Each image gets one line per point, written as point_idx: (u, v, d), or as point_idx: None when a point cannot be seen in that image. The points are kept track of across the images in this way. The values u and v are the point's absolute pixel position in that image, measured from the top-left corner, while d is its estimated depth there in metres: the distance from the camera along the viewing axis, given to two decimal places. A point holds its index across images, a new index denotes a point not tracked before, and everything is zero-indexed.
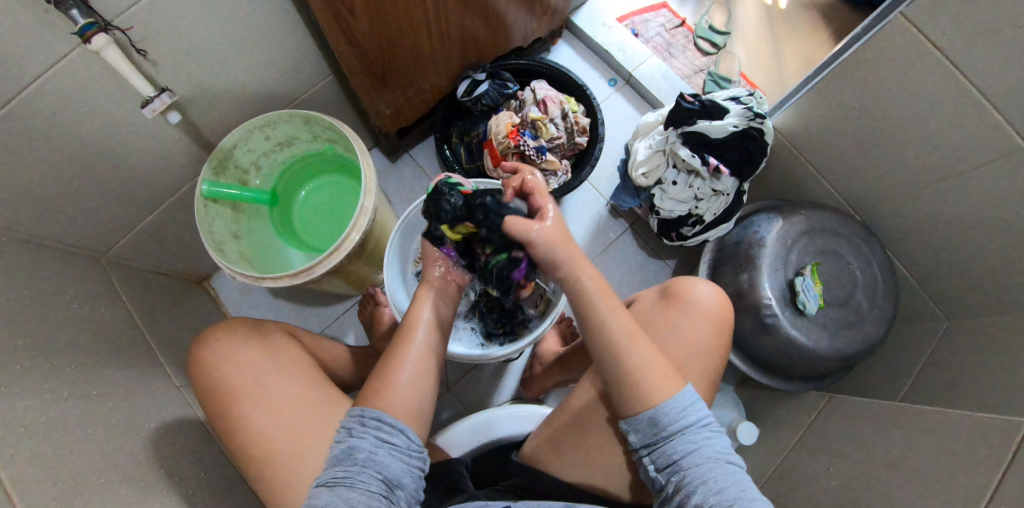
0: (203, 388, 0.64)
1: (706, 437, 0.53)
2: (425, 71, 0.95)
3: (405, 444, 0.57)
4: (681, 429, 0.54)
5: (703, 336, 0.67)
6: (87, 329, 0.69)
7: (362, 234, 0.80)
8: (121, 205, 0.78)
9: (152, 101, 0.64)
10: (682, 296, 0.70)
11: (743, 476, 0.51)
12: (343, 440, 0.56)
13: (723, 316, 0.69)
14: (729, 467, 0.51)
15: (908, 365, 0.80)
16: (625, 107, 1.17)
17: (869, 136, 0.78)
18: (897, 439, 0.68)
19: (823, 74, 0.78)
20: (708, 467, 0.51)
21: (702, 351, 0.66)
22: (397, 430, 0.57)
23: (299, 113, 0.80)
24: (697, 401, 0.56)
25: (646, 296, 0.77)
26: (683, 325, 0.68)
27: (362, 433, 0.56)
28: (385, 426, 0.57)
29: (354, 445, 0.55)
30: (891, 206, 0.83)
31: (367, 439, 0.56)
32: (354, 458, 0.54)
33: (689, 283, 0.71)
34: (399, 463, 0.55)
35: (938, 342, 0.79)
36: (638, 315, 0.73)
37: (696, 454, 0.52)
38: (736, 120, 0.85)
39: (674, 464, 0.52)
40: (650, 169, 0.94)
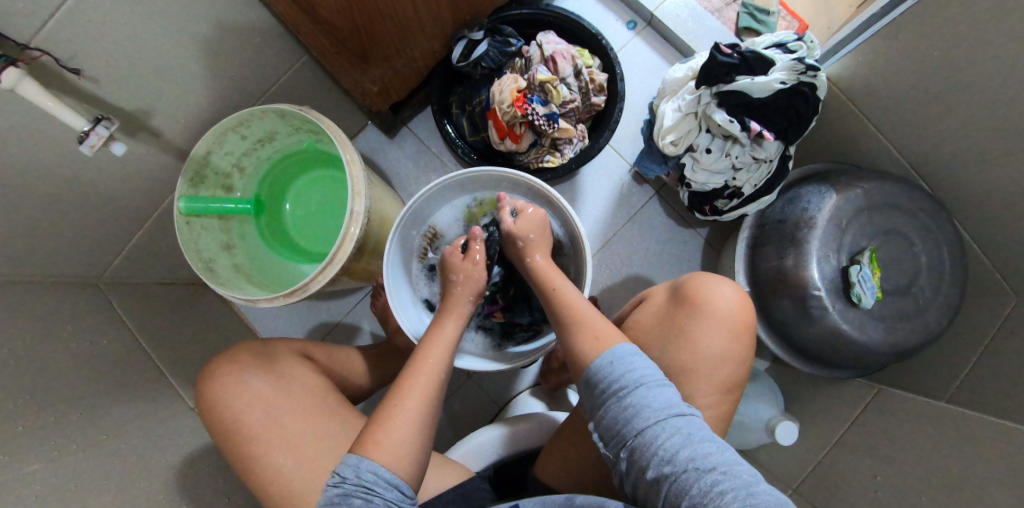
0: (214, 424, 0.61)
1: (647, 397, 0.50)
2: (412, 37, 0.81)
3: (398, 499, 0.50)
4: (620, 396, 0.52)
5: (717, 344, 0.59)
6: (95, 365, 0.68)
7: (357, 244, 0.73)
8: (104, 229, 0.75)
9: (87, 136, 0.56)
10: (693, 297, 0.62)
11: (692, 428, 0.49)
12: (335, 484, 0.49)
13: (741, 321, 0.61)
14: (674, 421, 0.49)
15: (966, 350, 0.71)
16: (647, 53, 1.01)
17: (954, 78, 0.64)
18: (956, 447, 0.62)
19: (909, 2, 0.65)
20: (653, 432, 0.48)
21: (714, 362, 0.59)
22: (391, 485, 0.50)
23: (272, 108, 0.70)
24: (628, 361, 0.54)
25: (657, 293, 0.69)
26: (692, 332, 0.60)
27: (356, 482, 0.49)
28: (382, 480, 0.50)
29: (346, 492, 0.49)
30: (967, 171, 0.69)
31: (361, 489, 0.49)
32: (347, 506, 0.47)
33: (704, 283, 0.63)
34: None
35: (1003, 321, 0.67)
36: (644, 318, 0.66)
37: (638, 420, 0.49)
38: (784, 75, 0.71)
39: (620, 436, 0.51)
40: (679, 136, 0.81)
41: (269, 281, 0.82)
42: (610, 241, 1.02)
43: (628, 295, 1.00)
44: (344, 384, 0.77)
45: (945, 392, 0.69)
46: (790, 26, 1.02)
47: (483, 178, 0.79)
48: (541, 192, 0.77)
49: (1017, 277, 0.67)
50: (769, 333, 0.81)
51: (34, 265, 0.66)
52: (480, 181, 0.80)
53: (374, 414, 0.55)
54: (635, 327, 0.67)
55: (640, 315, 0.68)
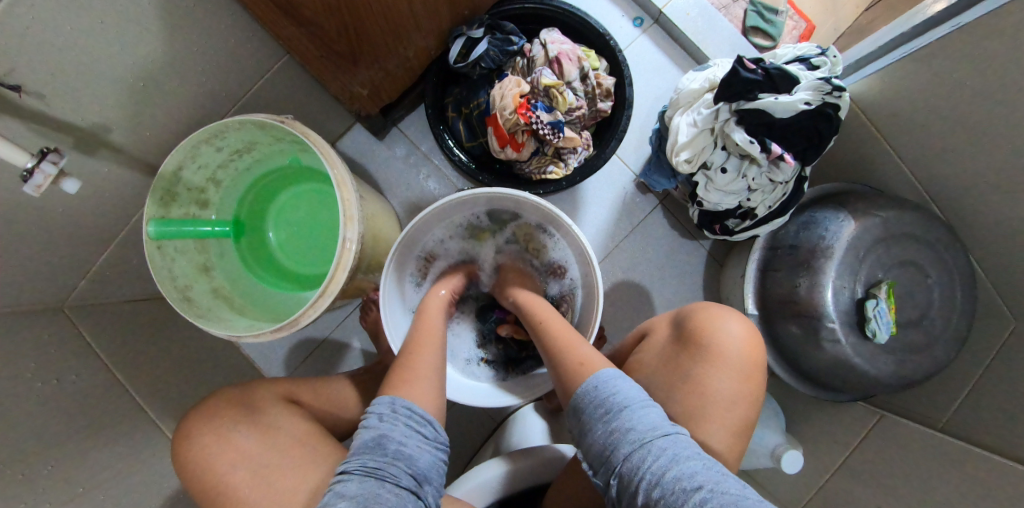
0: (199, 487, 0.58)
1: (631, 419, 0.49)
2: (406, 37, 0.73)
3: (432, 435, 0.55)
4: (606, 420, 0.51)
5: (728, 388, 0.56)
6: (63, 408, 0.62)
7: (349, 273, 0.67)
8: (65, 251, 0.67)
9: (34, 175, 0.48)
10: (698, 337, 0.59)
11: (678, 447, 0.47)
12: (373, 426, 0.53)
13: (751, 360, 0.58)
14: (659, 442, 0.47)
15: (961, 381, 0.71)
16: (654, 53, 0.95)
17: (980, 109, 0.61)
18: (958, 485, 0.63)
19: (962, 20, 0.60)
20: (638, 455, 0.47)
21: (725, 405, 0.56)
22: (425, 421, 0.55)
23: (251, 120, 0.62)
24: (611, 384, 0.54)
25: (660, 327, 0.66)
26: (700, 375, 0.57)
27: (393, 419, 0.54)
28: (416, 417, 0.55)
29: (384, 433, 0.52)
30: (982, 203, 0.67)
31: (397, 427, 0.53)
32: (384, 447, 0.51)
33: (708, 318, 0.60)
34: (427, 455, 0.53)
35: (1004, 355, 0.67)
36: (647, 357, 0.64)
37: (623, 443, 0.48)
38: (809, 95, 0.67)
39: (607, 461, 0.49)
40: (694, 153, 0.76)
41: (253, 306, 0.75)
42: (612, 253, 0.98)
43: (629, 309, 0.97)
44: (333, 417, 0.74)
45: (943, 422, 0.70)
46: (797, 27, 0.96)
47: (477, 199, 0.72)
48: (544, 210, 0.71)
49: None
50: (775, 360, 0.80)
51: None
52: (471, 201, 0.73)
53: (396, 367, 0.61)
54: (637, 367, 0.65)
55: (644, 354, 0.65)
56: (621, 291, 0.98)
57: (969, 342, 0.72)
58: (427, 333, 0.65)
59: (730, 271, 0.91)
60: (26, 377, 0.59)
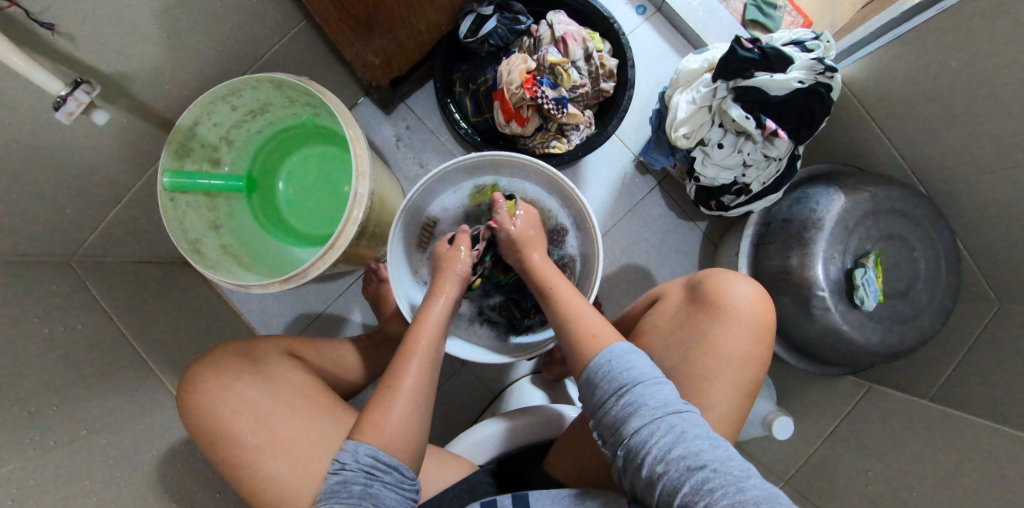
0: (201, 435, 0.55)
1: (644, 395, 0.48)
2: (419, 9, 0.76)
3: (397, 479, 0.51)
4: (617, 394, 0.49)
5: (741, 349, 0.56)
6: (76, 350, 0.63)
7: (359, 228, 0.69)
8: (77, 202, 0.69)
9: (64, 102, 0.50)
10: (713, 299, 0.59)
11: (687, 425, 0.45)
12: (335, 471, 0.50)
13: (762, 322, 0.58)
14: (669, 419, 0.46)
15: (946, 353, 0.74)
16: (655, 40, 0.99)
17: (962, 88, 0.65)
18: (939, 446, 0.66)
19: (945, 3, 0.64)
20: (647, 431, 0.46)
21: (737, 365, 0.55)
22: (390, 468, 0.51)
23: (267, 77, 0.64)
24: (626, 360, 0.51)
25: (673, 291, 0.66)
26: (714, 335, 0.57)
27: (356, 467, 0.50)
28: (381, 463, 0.51)
29: (347, 478, 0.50)
30: (965, 180, 0.71)
31: (359, 474, 0.50)
32: (348, 492, 0.49)
33: (724, 282, 0.60)
34: (393, 496, 0.50)
35: (986, 326, 0.70)
36: (662, 320, 0.63)
37: (634, 419, 0.47)
38: (802, 74, 0.70)
39: (616, 435, 0.48)
40: (692, 129, 0.79)
41: (258, 266, 0.76)
42: (611, 231, 1.00)
43: (627, 287, 1.00)
44: (336, 377, 0.73)
45: (928, 390, 0.73)
46: (795, 22, 1.00)
47: (483, 164, 0.76)
48: (548, 175, 0.75)
49: (1003, 284, 0.69)
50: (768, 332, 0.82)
51: (8, 240, 0.60)
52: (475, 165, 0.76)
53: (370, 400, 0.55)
54: (653, 329, 0.63)
55: (656, 317, 0.64)
56: (619, 269, 1.00)
57: (954, 316, 0.75)
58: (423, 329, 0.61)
59: (725, 251, 0.94)
60: (41, 316, 0.60)
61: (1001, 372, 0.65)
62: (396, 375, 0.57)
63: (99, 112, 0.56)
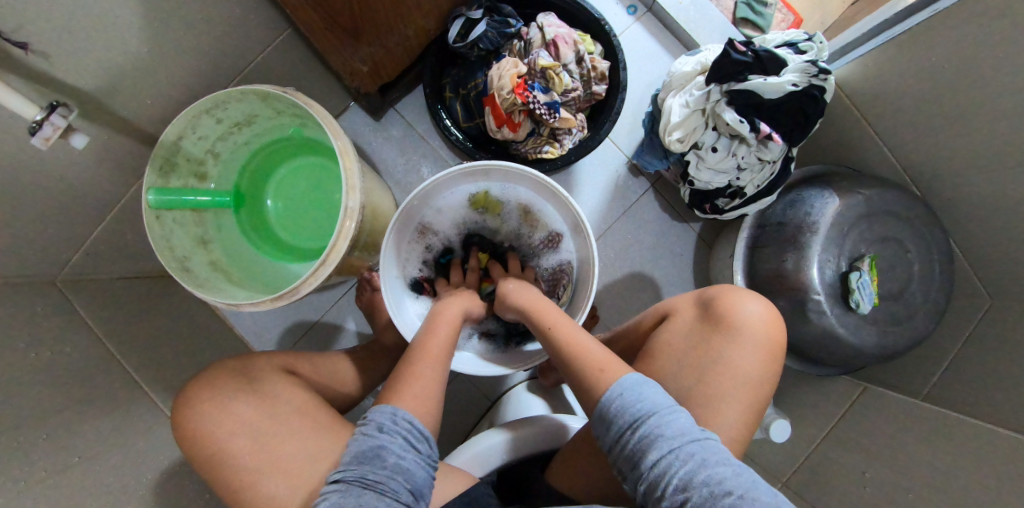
0: (197, 458, 0.54)
1: (661, 426, 0.47)
2: (407, 15, 0.74)
3: (428, 452, 0.52)
4: (632, 427, 0.49)
5: (753, 368, 0.56)
6: (64, 375, 0.61)
7: (351, 241, 0.67)
8: (61, 221, 0.67)
9: (41, 127, 0.48)
10: (727, 319, 0.59)
11: (706, 453, 0.46)
12: (372, 435, 0.50)
13: (774, 342, 0.58)
14: (689, 449, 0.46)
15: (939, 353, 0.75)
16: (647, 40, 0.98)
17: (955, 89, 0.65)
18: (934, 446, 0.66)
19: (940, 5, 0.63)
20: (668, 463, 0.45)
21: (751, 387, 0.56)
22: (424, 437, 0.52)
23: (253, 90, 0.62)
24: (637, 391, 0.51)
25: (683, 308, 0.64)
26: (731, 357, 0.57)
27: (394, 431, 0.50)
28: (416, 431, 0.52)
29: (383, 443, 0.49)
30: (957, 181, 0.71)
31: (397, 439, 0.50)
32: (384, 459, 0.48)
33: (737, 302, 0.59)
34: (425, 470, 0.50)
35: (978, 325, 0.71)
36: (674, 338, 0.61)
37: (654, 450, 0.47)
38: (796, 77, 0.69)
39: (635, 467, 0.48)
40: (686, 133, 0.78)
41: (250, 280, 0.75)
42: (605, 235, 1.00)
43: (622, 291, 1.00)
44: (333, 391, 0.72)
45: (922, 390, 0.73)
46: (785, 19, 0.99)
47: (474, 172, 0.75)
48: (543, 183, 0.74)
49: (995, 284, 0.70)
50: None
51: None
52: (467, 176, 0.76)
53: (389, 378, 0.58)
54: (665, 348, 0.61)
55: (666, 334, 0.62)
56: (614, 272, 1.00)
57: (947, 315, 0.75)
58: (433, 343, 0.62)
59: (719, 253, 0.94)
60: (26, 341, 0.58)
61: (994, 372, 0.66)
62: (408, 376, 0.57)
63: (78, 132, 0.54)
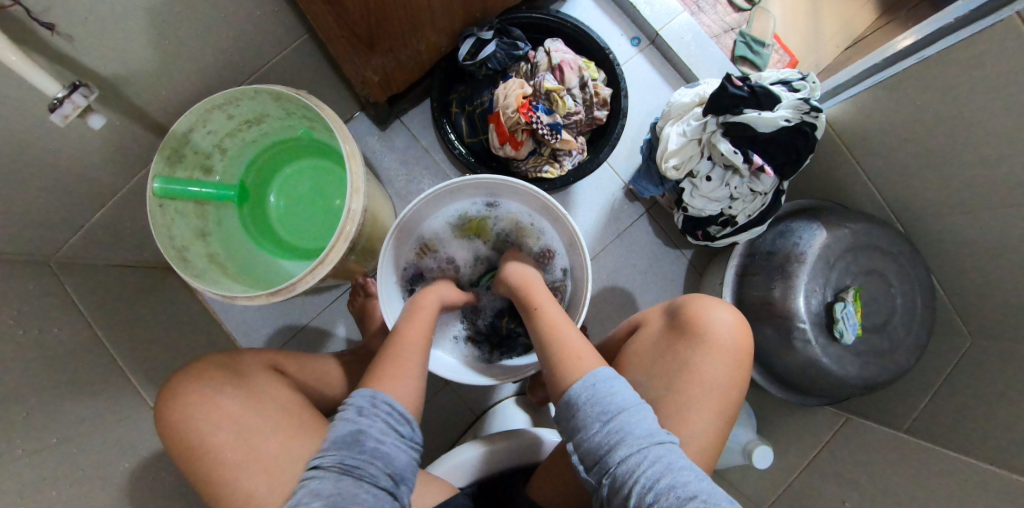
0: (178, 449, 0.52)
1: (630, 423, 0.49)
2: (422, 30, 0.77)
3: (409, 435, 0.54)
4: (603, 421, 0.50)
5: (721, 375, 0.58)
6: (48, 356, 0.60)
7: (351, 243, 0.69)
8: (63, 203, 0.67)
9: (60, 103, 0.49)
10: (693, 326, 0.60)
11: (672, 455, 0.47)
12: (351, 420, 0.52)
13: (741, 349, 0.60)
14: (656, 449, 0.47)
15: (922, 387, 0.76)
16: (649, 72, 1.02)
17: (940, 134, 0.69)
18: (916, 478, 0.67)
19: (924, 54, 0.67)
20: (636, 460, 0.46)
21: (719, 392, 0.57)
22: (404, 420, 0.55)
23: (267, 89, 0.64)
24: (609, 386, 0.52)
25: (652, 318, 0.66)
26: (698, 364, 0.58)
27: (373, 415, 0.53)
28: (396, 414, 0.54)
29: (363, 428, 0.51)
30: (941, 221, 0.74)
31: (377, 424, 0.52)
32: (362, 444, 0.50)
33: (702, 309, 0.61)
34: (405, 454, 0.52)
35: (960, 363, 0.73)
36: (643, 347, 0.63)
37: (621, 446, 0.48)
38: (789, 113, 0.73)
39: (600, 461, 0.48)
40: (681, 161, 0.81)
41: (245, 276, 0.75)
42: (598, 256, 1.01)
43: (613, 312, 1.01)
44: (319, 392, 0.72)
45: (906, 424, 0.74)
46: (782, 60, 1.05)
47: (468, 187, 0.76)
48: (543, 202, 0.75)
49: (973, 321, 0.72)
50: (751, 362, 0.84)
51: None
52: (463, 190, 0.77)
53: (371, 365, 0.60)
54: (635, 359, 0.63)
55: (637, 345, 0.64)
56: (607, 293, 1.01)
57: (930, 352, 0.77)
58: (412, 332, 0.64)
59: (709, 279, 0.96)
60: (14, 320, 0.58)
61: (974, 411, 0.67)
62: (385, 363, 0.60)
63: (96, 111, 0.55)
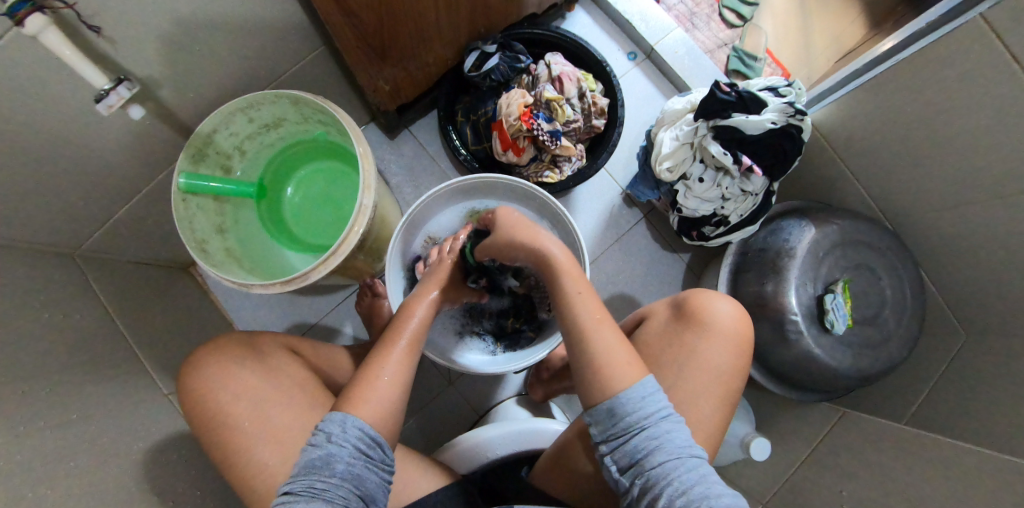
0: (196, 418, 0.55)
1: (670, 434, 0.48)
2: (430, 43, 0.83)
3: (380, 458, 0.52)
4: (644, 427, 0.48)
5: (724, 362, 0.60)
6: (71, 339, 0.63)
7: (362, 236, 0.72)
8: (92, 198, 0.72)
9: (107, 95, 0.55)
10: (699, 316, 0.63)
11: (708, 472, 0.46)
12: (319, 444, 0.50)
13: (743, 339, 0.62)
14: (693, 462, 0.46)
15: (917, 380, 0.78)
16: (645, 84, 1.08)
17: (919, 133, 0.73)
18: (911, 466, 0.68)
19: (901, 55, 0.71)
20: (674, 469, 0.45)
21: (723, 379, 0.59)
22: (375, 444, 0.52)
23: (286, 94, 0.69)
24: (650, 393, 0.50)
25: (659, 310, 0.69)
26: (704, 351, 0.60)
27: (342, 440, 0.50)
28: (366, 439, 0.51)
29: (332, 452, 0.49)
30: (928, 217, 0.78)
31: (346, 448, 0.50)
32: (331, 468, 0.48)
33: (706, 301, 0.63)
34: (376, 478, 0.50)
35: (953, 356, 0.75)
36: (650, 337, 0.65)
37: (660, 453, 0.46)
38: (775, 116, 0.77)
39: (636, 465, 0.47)
40: (675, 163, 0.86)
41: (258, 270, 0.79)
42: (598, 259, 1.05)
43: (613, 313, 1.03)
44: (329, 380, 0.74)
45: (902, 415, 0.76)
46: (775, 72, 1.11)
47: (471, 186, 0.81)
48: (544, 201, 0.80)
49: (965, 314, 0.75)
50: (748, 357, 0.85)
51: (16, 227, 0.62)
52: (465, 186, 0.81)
53: (355, 374, 0.57)
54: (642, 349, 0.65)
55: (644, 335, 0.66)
56: (607, 295, 1.04)
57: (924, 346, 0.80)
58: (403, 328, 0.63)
59: (707, 280, 0.99)
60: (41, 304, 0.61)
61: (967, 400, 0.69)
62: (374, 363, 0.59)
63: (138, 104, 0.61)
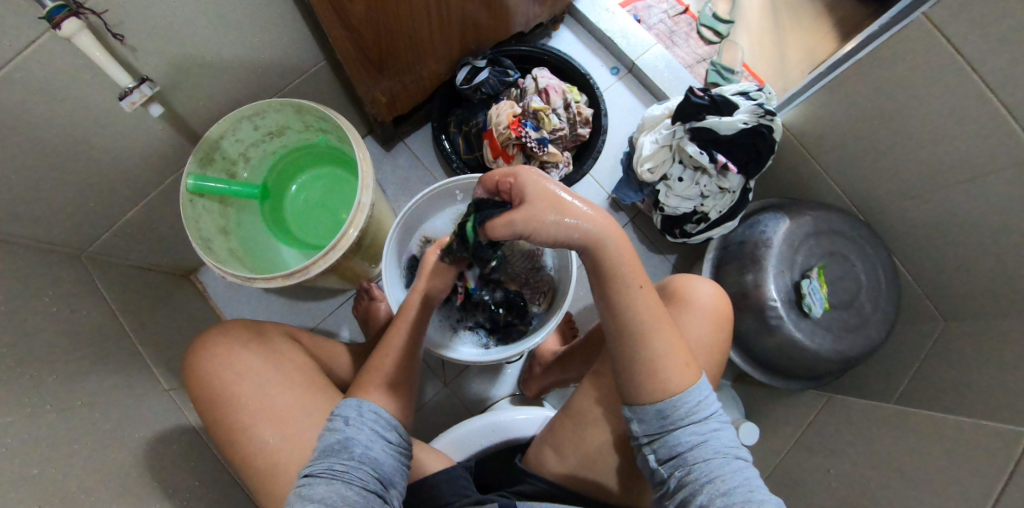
0: (201, 398, 0.58)
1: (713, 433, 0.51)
2: (424, 57, 0.89)
3: (394, 441, 0.56)
4: (688, 422, 0.52)
5: (704, 336, 0.63)
6: (77, 330, 0.66)
7: (360, 232, 0.76)
8: (102, 200, 0.75)
9: (130, 93, 0.60)
10: (679, 295, 0.66)
11: (749, 472, 0.49)
12: (339, 429, 0.53)
13: (722, 316, 0.65)
14: (736, 463, 0.49)
15: (901, 364, 0.81)
16: (628, 96, 1.14)
17: (880, 128, 0.78)
18: (893, 439, 0.70)
19: (854, 57, 0.77)
20: (716, 464, 0.49)
21: (703, 351, 0.62)
22: (389, 427, 0.56)
23: (289, 102, 0.75)
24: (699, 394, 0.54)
25: None
26: (685, 325, 0.63)
27: (357, 422, 0.54)
28: (380, 421, 0.56)
29: (349, 435, 0.52)
30: (898, 207, 0.83)
31: (364, 432, 0.54)
32: (350, 450, 0.51)
33: (687, 282, 0.67)
34: (392, 460, 0.54)
35: (935, 340, 0.79)
36: None
37: (703, 448, 0.50)
38: (745, 117, 0.84)
39: (677, 457, 0.51)
40: (655, 164, 0.91)
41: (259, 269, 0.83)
42: None
43: None
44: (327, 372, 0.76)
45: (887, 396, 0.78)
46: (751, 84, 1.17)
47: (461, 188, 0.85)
48: None
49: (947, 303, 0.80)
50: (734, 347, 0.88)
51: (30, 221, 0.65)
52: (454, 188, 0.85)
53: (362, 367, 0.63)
54: None
55: None
56: None
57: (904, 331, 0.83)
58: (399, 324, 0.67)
59: None
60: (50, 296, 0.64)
61: (947, 378, 0.72)
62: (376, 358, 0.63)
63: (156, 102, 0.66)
